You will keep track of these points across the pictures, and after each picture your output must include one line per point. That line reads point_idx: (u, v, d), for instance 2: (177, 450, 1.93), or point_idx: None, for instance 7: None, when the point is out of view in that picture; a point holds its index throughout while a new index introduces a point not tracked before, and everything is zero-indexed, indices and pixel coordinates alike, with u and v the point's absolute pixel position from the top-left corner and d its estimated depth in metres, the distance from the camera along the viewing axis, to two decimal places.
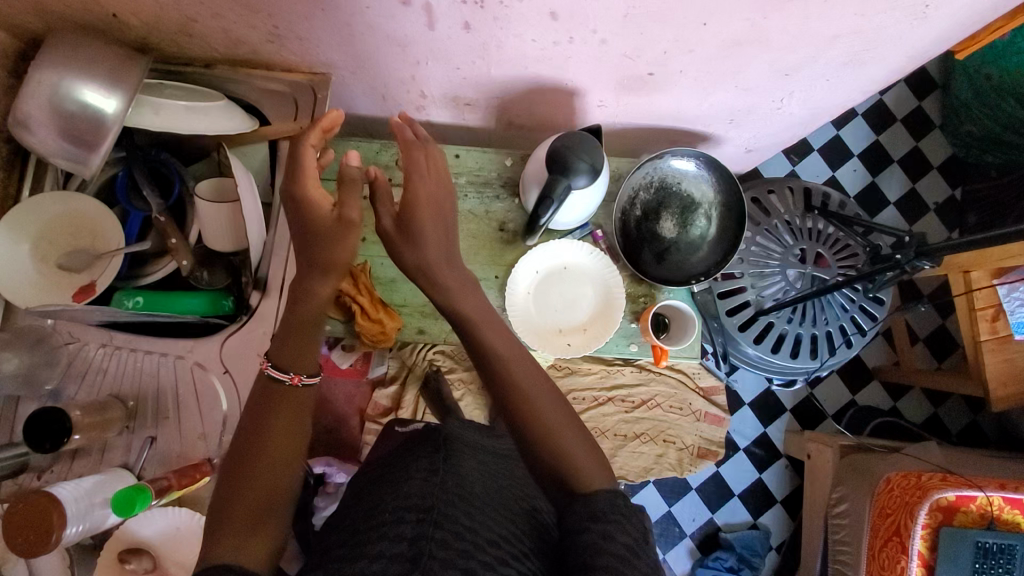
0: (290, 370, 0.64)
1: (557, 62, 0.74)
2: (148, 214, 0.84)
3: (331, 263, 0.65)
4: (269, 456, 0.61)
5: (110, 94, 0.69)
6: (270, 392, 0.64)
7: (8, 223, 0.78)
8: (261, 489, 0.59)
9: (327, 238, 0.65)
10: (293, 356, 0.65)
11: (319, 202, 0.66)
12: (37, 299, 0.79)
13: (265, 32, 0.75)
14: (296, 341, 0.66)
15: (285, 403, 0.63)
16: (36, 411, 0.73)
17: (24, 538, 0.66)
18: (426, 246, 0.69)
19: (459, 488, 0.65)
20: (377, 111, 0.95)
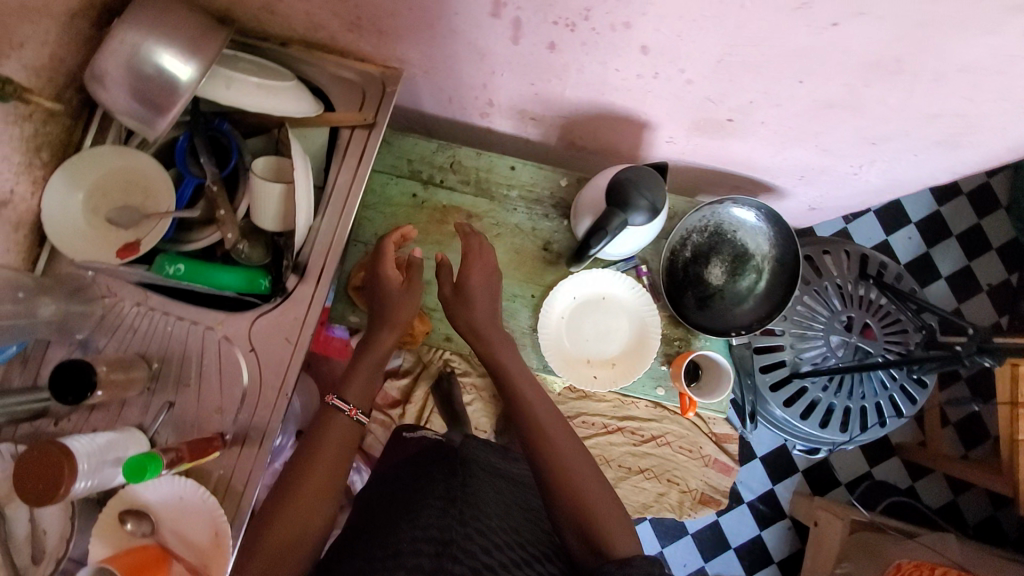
0: (350, 403, 0.81)
1: (636, 94, 0.72)
2: (201, 181, 0.84)
3: (397, 321, 0.84)
4: (318, 477, 0.74)
5: (188, 61, 0.69)
6: (332, 419, 0.79)
7: (66, 171, 0.79)
8: (302, 509, 0.71)
9: (395, 300, 0.84)
10: (356, 391, 0.83)
11: (389, 276, 0.85)
12: (83, 250, 0.80)
13: (348, 21, 0.74)
14: (358, 382, 0.84)
15: (336, 430, 0.78)
16: (60, 364, 0.72)
17: (33, 488, 0.66)
18: (475, 309, 0.86)
19: (475, 516, 0.68)
20: (440, 111, 0.94)
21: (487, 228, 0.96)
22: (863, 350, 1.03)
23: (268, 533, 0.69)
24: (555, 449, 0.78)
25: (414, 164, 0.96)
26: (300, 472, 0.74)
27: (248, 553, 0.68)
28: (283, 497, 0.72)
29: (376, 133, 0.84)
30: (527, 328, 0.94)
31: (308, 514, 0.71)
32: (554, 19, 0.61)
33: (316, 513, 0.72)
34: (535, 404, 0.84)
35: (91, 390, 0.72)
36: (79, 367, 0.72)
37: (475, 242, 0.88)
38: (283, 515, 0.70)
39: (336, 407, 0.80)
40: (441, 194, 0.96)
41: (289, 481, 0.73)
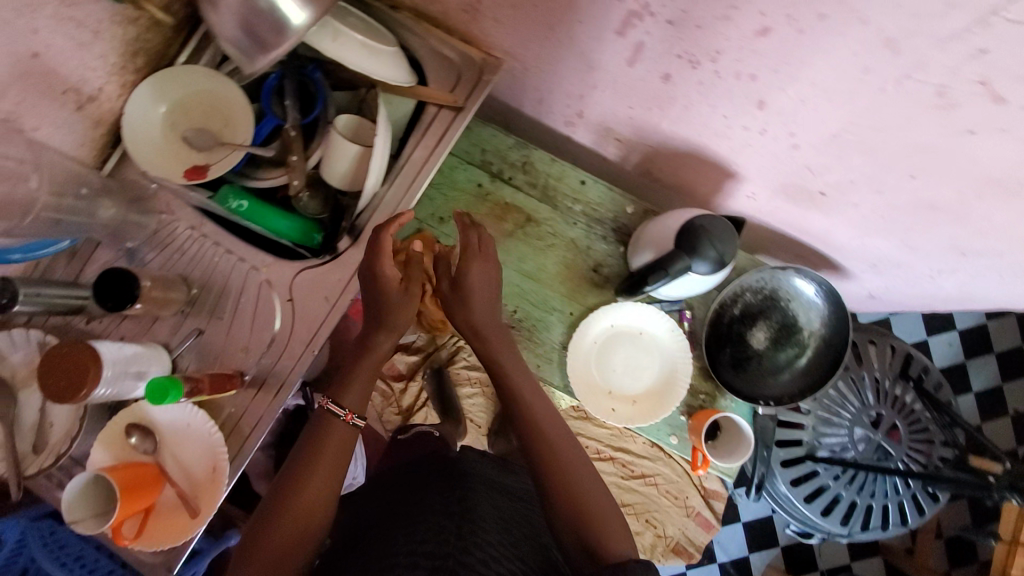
0: (346, 407, 0.77)
1: (734, 144, 0.70)
2: (281, 123, 0.83)
3: (396, 326, 0.80)
4: (321, 479, 0.71)
5: (300, 7, 0.67)
6: (327, 420, 0.76)
7: (155, 82, 0.80)
8: (308, 497, 0.70)
9: (396, 306, 0.78)
10: (350, 394, 0.79)
11: (387, 278, 0.77)
12: (152, 161, 0.80)
13: (465, 2, 0.73)
14: (356, 386, 0.80)
15: (338, 428, 0.75)
16: (108, 268, 0.72)
17: (56, 384, 0.67)
18: (474, 308, 0.82)
19: (472, 530, 0.71)
20: (526, 109, 0.92)
21: (542, 236, 0.95)
22: (884, 449, 1.01)
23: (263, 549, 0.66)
24: (557, 457, 0.76)
25: (487, 155, 0.95)
26: (302, 473, 0.71)
27: (256, 534, 0.68)
28: (287, 484, 0.71)
29: (462, 117, 0.83)
30: (558, 343, 0.93)
31: (308, 525, 0.69)
32: (679, 53, 0.59)
33: (325, 491, 0.71)
34: (538, 413, 0.80)
35: (133, 300, 0.72)
36: (124, 277, 0.72)
37: (474, 237, 0.83)
38: (283, 528, 0.68)
39: (330, 411, 0.76)
40: (506, 191, 0.95)
41: (297, 466, 0.73)
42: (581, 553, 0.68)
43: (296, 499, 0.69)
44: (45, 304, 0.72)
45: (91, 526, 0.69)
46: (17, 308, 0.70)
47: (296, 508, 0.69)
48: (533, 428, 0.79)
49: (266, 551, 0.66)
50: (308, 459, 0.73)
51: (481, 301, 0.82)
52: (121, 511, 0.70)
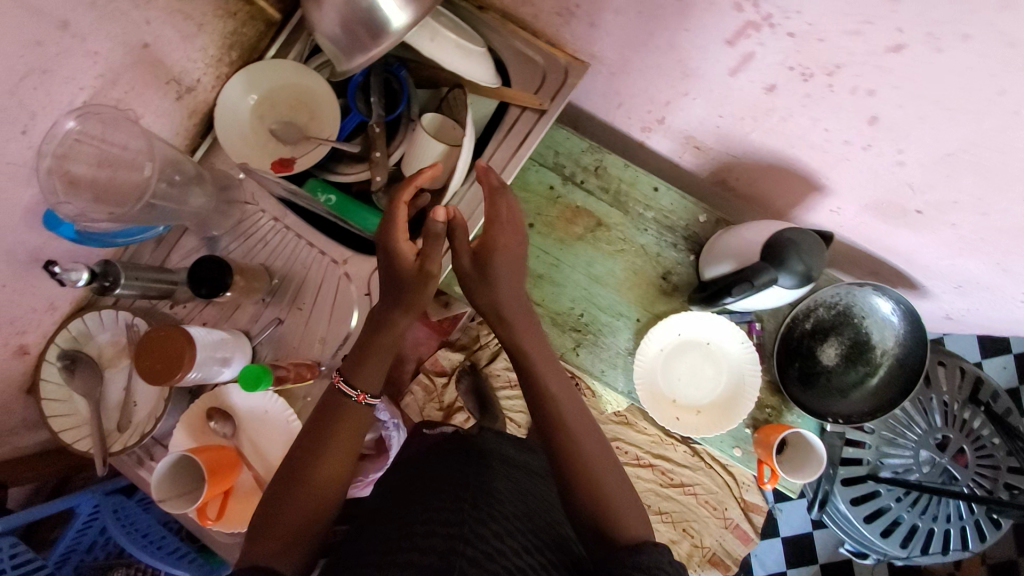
0: (358, 386, 0.71)
1: (830, 158, 0.70)
2: (365, 119, 0.85)
3: (415, 305, 0.71)
4: (333, 463, 0.67)
5: (401, 6, 0.68)
6: (337, 402, 0.70)
7: (246, 74, 0.81)
8: (326, 469, 0.66)
9: (410, 285, 0.69)
10: (362, 373, 0.71)
11: (403, 253, 0.68)
12: (242, 152, 0.82)
13: (562, 5, 0.73)
14: (371, 363, 0.72)
15: (352, 412, 0.70)
16: (204, 258, 0.74)
17: (152, 365, 0.69)
18: (498, 287, 0.76)
19: (493, 496, 0.70)
20: (603, 112, 0.92)
21: (612, 242, 0.94)
22: (949, 473, 0.99)
23: (271, 532, 0.62)
24: (574, 449, 0.74)
25: (560, 157, 0.95)
26: (317, 443, 0.67)
27: (273, 496, 0.65)
28: (303, 454, 0.67)
29: (544, 120, 0.83)
30: (624, 350, 0.92)
31: (310, 505, 0.65)
32: (792, 65, 0.58)
33: (343, 462, 0.68)
34: (562, 400, 0.77)
35: (226, 285, 0.74)
36: (216, 265, 0.74)
37: (503, 210, 0.76)
38: (282, 516, 0.63)
39: (339, 389, 0.70)
40: (577, 194, 0.95)
41: (312, 435, 0.68)
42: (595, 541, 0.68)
43: (302, 482, 0.65)
44: (142, 286, 0.75)
45: (179, 505, 0.72)
46: (118, 291, 0.72)
47: (303, 490, 0.65)
48: (555, 418, 0.76)
49: (283, 516, 0.63)
50: (314, 439, 0.68)
51: (506, 280, 0.77)
52: (209, 491, 0.72)
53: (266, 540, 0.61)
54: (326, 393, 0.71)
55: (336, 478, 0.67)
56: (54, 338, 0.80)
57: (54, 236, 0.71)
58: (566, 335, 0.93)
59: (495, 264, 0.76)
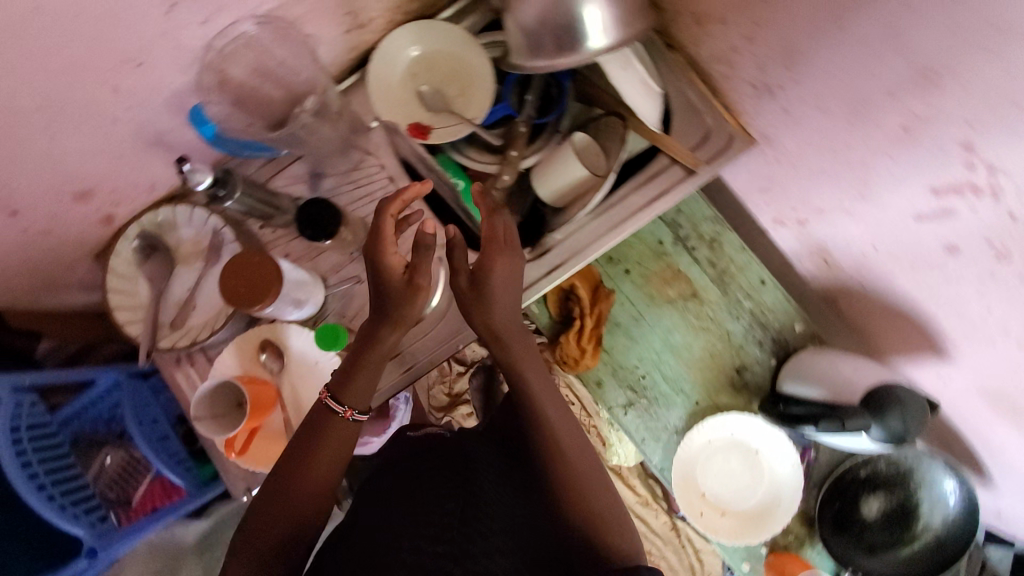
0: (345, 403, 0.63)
1: (974, 333, 0.67)
2: (512, 114, 0.82)
3: (402, 319, 0.62)
4: (322, 459, 0.61)
5: (608, 28, 0.67)
6: (326, 422, 0.63)
7: (416, 28, 0.79)
8: (313, 476, 0.60)
9: (393, 300, 0.61)
10: (348, 385, 0.64)
11: (390, 263, 0.61)
12: (384, 102, 0.80)
13: (762, 80, 0.69)
14: (363, 373, 0.64)
15: (336, 434, 0.62)
16: (314, 201, 0.72)
17: (236, 290, 0.67)
18: (495, 307, 0.65)
19: (479, 512, 0.60)
20: (742, 190, 0.88)
21: (700, 317, 0.90)
22: None
23: (246, 546, 0.56)
24: (569, 465, 0.64)
25: (680, 216, 0.91)
26: (302, 447, 0.61)
27: (259, 500, 0.60)
28: (290, 455, 0.61)
29: (692, 181, 0.78)
30: (672, 427, 0.89)
31: (294, 508, 0.58)
32: (992, 240, 0.55)
33: (334, 460, 0.62)
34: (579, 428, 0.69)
35: (332, 233, 0.72)
36: (327, 208, 0.72)
37: (499, 230, 0.67)
38: (266, 527, 0.57)
39: (325, 403, 0.63)
40: (683, 258, 0.91)
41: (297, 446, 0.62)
42: (582, 558, 0.57)
43: (290, 485, 0.59)
44: (249, 203, 0.73)
45: (211, 428, 0.70)
46: (227, 203, 0.70)
47: (290, 488, 0.59)
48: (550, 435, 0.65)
49: (266, 523, 0.58)
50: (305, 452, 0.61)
51: (504, 299, 0.66)
52: (246, 424, 0.71)
53: (254, 545, 0.56)
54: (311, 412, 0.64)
55: (323, 482, 0.61)
56: (140, 217, 0.78)
57: (184, 122, 0.69)
58: (621, 390, 0.90)
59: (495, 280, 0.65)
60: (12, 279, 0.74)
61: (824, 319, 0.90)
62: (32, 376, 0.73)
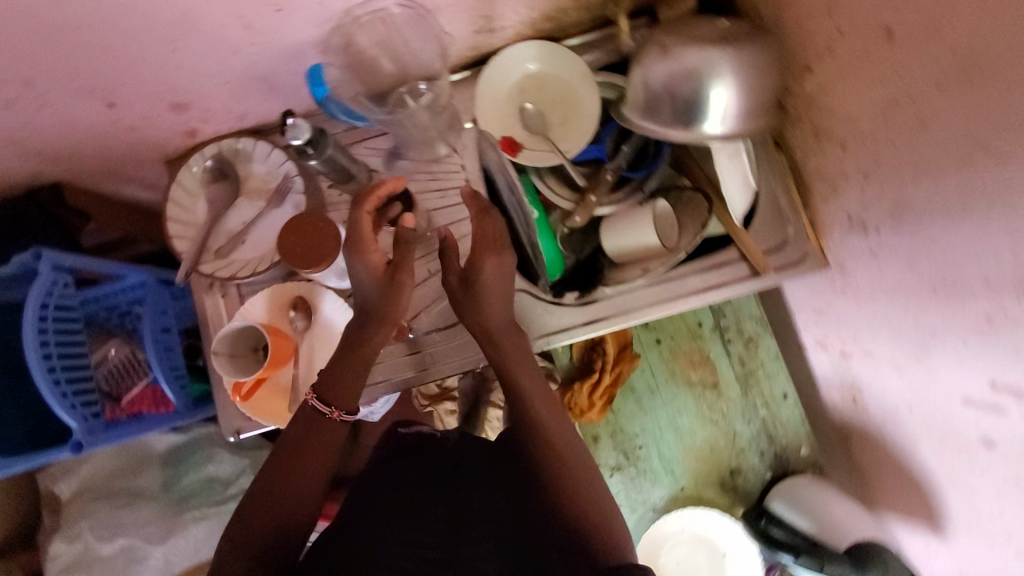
0: (331, 404, 0.63)
1: (978, 530, 0.64)
2: (603, 158, 0.82)
3: (387, 315, 0.65)
4: (311, 463, 0.60)
5: (729, 117, 0.66)
6: (313, 422, 0.62)
7: (541, 47, 0.79)
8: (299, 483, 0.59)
9: (377, 298, 0.65)
10: (333, 383, 0.65)
11: (370, 253, 0.64)
12: (486, 107, 0.80)
13: (859, 214, 0.68)
14: (344, 372, 0.65)
15: (323, 430, 0.62)
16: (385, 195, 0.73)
17: (293, 246, 0.68)
18: (488, 311, 0.67)
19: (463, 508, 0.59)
20: (794, 303, 0.87)
21: (713, 410, 0.89)
22: None
23: (236, 550, 0.54)
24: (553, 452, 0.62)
25: (726, 306, 0.91)
26: (287, 459, 0.60)
27: (246, 517, 0.57)
28: (275, 467, 0.60)
29: (754, 281, 0.77)
30: (650, 504, 0.89)
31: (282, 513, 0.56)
32: None
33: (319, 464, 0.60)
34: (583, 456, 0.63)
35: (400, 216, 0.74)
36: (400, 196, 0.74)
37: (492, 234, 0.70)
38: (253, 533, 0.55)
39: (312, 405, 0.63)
40: (716, 348, 0.91)
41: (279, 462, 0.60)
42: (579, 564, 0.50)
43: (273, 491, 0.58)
44: (330, 165, 0.74)
45: (225, 367, 0.71)
46: (311, 160, 0.70)
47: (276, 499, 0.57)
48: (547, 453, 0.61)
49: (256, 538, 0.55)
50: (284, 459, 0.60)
51: (497, 299, 0.68)
52: (261, 373, 0.72)
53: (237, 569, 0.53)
54: (297, 415, 0.63)
55: (311, 489, 0.59)
56: (221, 140, 0.80)
57: (295, 68, 0.70)
58: (614, 454, 0.90)
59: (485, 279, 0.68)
60: (84, 159, 0.75)
61: (832, 455, 0.88)
62: (75, 260, 0.73)
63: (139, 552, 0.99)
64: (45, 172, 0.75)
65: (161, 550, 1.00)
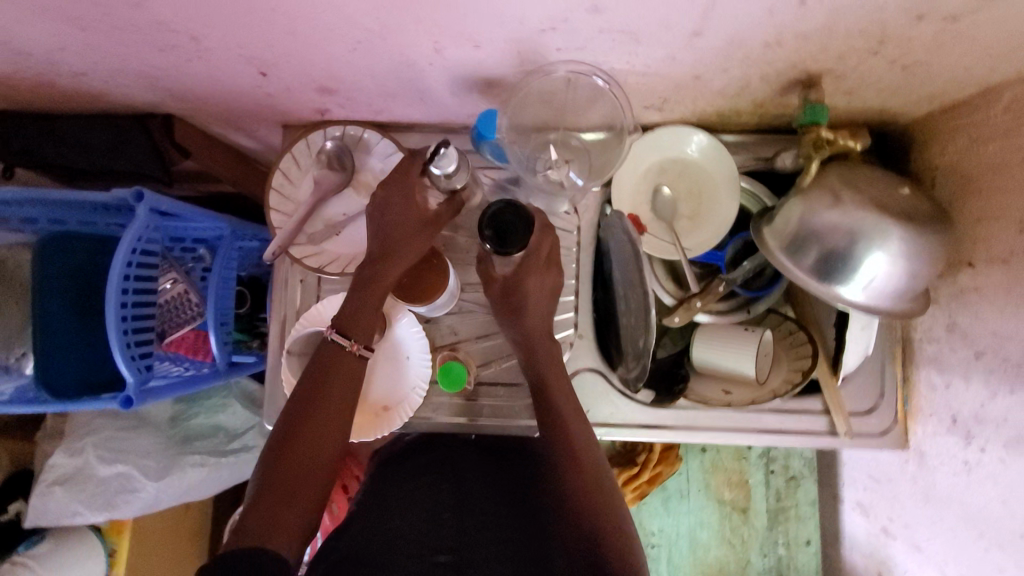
0: (353, 337, 0.64)
1: None
2: (720, 266, 0.79)
3: (409, 248, 0.67)
4: (327, 425, 0.59)
5: (870, 294, 0.63)
6: (334, 354, 0.63)
7: (698, 139, 0.75)
8: (310, 442, 0.58)
9: (405, 228, 0.67)
10: (357, 317, 0.65)
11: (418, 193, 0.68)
12: (622, 179, 0.77)
13: (969, 424, 0.65)
14: (361, 303, 0.65)
15: (342, 366, 0.62)
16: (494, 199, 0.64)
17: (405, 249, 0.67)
18: (529, 319, 0.68)
19: (467, 479, 0.66)
20: (853, 463, 0.84)
21: (734, 534, 0.90)
22: None
23: (252, 508, 0.53)
24: (577, 454, 0.61)
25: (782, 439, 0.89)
26: (302, 415, 0.59)
27: (260, 472, 0.56)
28: (292, 422, 0.59)
29: (824, 441, 0.76)
30: None
31: (307, 476, 0.56)
32: None
33: (332, 421, 0.60)
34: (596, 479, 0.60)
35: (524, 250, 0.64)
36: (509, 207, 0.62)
37: (546, 248, 0.67)
38: (279, 490, 0.54)
39: (333, 338, 0.64)
40: (758, 474, 0.90)
41: (296, 414, 0.59)
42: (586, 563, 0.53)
43: (298, 449, 0.57)
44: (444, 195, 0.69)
45: (292, 367, 0.70)
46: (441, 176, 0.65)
47: (291, 453, 0.57)
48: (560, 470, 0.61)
49: (263, 498, 0.54)
50: (308, 407, 0.60)
51: (534, 311, 0.68)
52: None
53: (254, 516, 0.52)
54: (319, 348, 0.64)
55: (318, 448, 0.58)
56: (348, 125, 0.76)
57: (453, 91, 0.65)
58: None
59: (527, 290, 0.68)
60: (208, 105, 0.71)
61: None
62: (171, 205, 0.70)
63: (133, 483, 0.97)
64: (165, 104, 0.72)
65: (155, 486, 0.97)
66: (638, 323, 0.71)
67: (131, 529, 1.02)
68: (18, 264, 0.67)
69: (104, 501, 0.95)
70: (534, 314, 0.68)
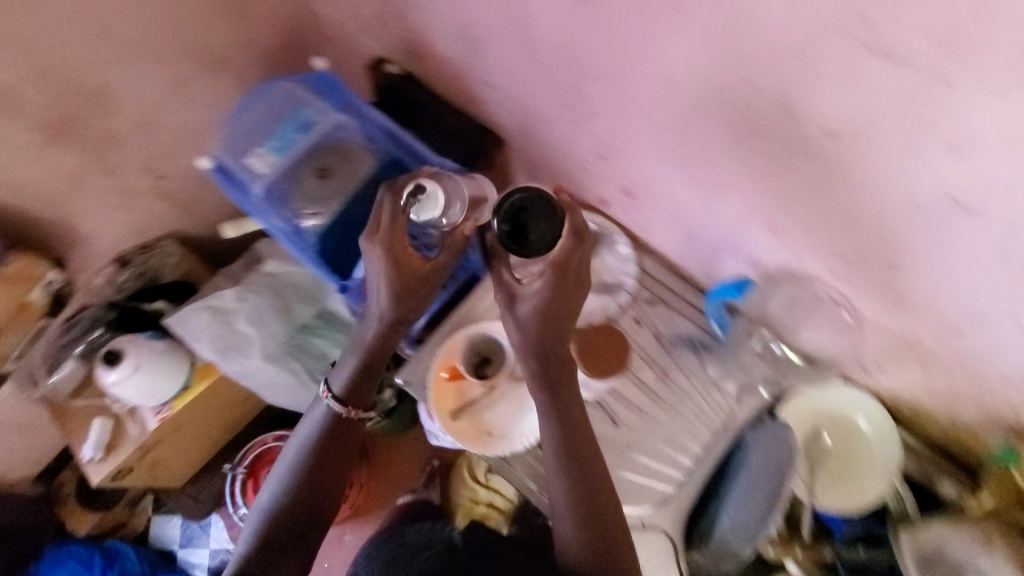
0: (349, 404, 0.77)
1: None
2: (833, 532, 0.79)
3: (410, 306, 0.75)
4: (320, 491, 0.75)
5: None
6: (336, 430, 0.76)
7: (884, 420, 0.77)
8: (304, 504, 0.74)
9: (402, 293, 0.73)
10: (357, 394, 0.77)
11: (405, 259, 0.72)
12: (800, 405, 0.80)
13: None
14: (364, 376, 0.76)
15: (339, 434, 0.77)
16: (516, 189, 0.69)
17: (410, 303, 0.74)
18: (553, 348, 0.67)
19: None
20: None
21: None
22: None
23: (254, 552, 0.70)
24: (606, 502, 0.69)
25: None
26: (301, 480, 0.74)
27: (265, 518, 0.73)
28: (293, 482, 0.74)
29: None
30: None
31: (297, 534, 0.73)
32: None
33: (324, 487, 0.75)
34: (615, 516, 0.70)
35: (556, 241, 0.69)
36: (540, 206, 0.69)
37: (573, 264, 0.65)
38: (273, 545, 0.71)
39: (331, 405, 0.77)
40: None
41: (297, 475, 0.75)
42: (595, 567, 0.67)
43: (293, 509, 0.73)
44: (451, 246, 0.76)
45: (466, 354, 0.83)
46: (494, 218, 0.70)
47: (289, 514, 0.73)
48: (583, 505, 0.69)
49: (260, 546, 0.71)
50: (309, 474, 0.75)
51: (554, 328, 0.66)
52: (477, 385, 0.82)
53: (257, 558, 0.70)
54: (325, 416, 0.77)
55: (309, 508, 0.74)
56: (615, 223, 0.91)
57: (716, 251, 0.78)
58: None
59: (545, 312, 0.65)
60: (535, 151, 0.91)
61: None
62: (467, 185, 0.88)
63: (247, 348, 1.12)
64: (507, 131, 0.92)
65: (258, 361, 1.11)
66: (753, 517, 0.74)
67: (217, 378, 1.15)
68: (360, 158, 0.87)
69: (222, 346, 1.10)
70: (557, 325, 0.66)
